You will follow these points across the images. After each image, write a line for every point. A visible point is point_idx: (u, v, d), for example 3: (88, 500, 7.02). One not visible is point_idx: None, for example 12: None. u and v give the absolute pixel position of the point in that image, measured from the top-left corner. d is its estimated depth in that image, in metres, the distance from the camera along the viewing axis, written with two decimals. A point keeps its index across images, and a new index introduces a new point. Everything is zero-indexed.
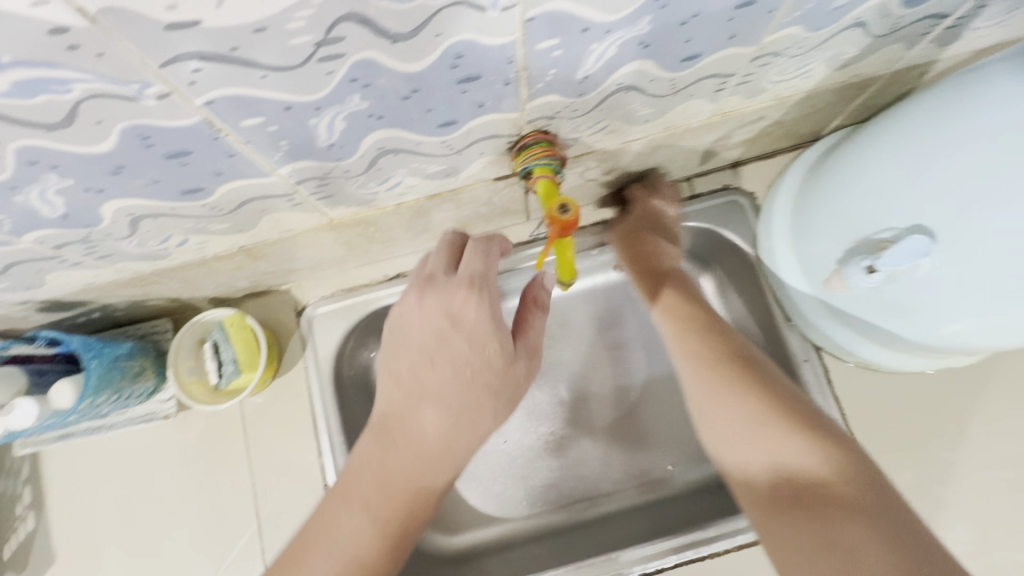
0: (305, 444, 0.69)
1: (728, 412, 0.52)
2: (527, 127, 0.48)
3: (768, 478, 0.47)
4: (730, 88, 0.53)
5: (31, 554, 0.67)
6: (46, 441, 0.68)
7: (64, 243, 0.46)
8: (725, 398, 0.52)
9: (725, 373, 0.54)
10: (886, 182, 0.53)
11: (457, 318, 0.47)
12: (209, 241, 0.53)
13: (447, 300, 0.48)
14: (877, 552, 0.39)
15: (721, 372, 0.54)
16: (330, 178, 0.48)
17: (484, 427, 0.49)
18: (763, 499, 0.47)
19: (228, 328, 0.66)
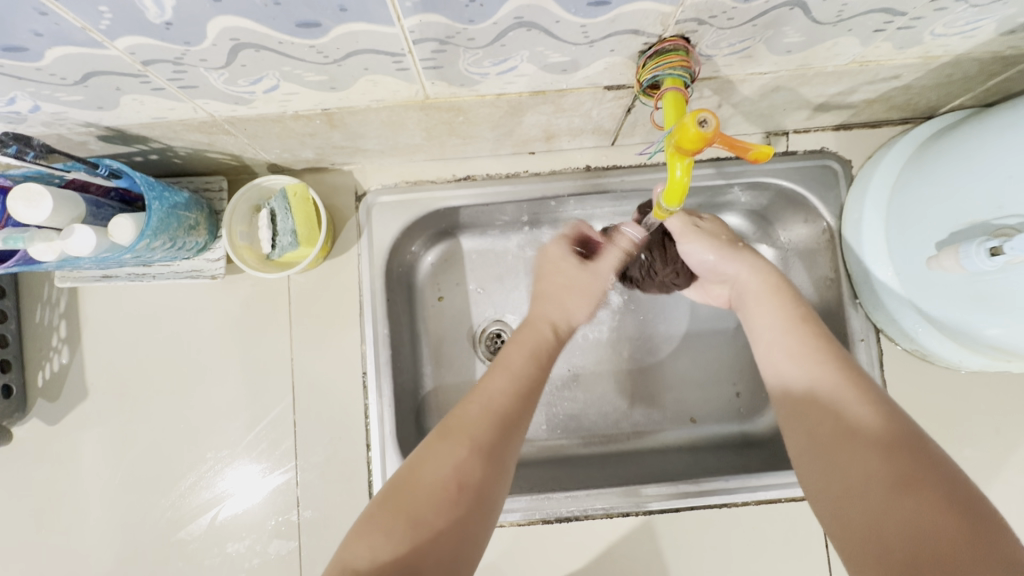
0: (351, 331, 0.69)
1: (789, 363, 0.50)
2: (671, 29, 0.44)
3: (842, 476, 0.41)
4: (889, 32, 0.48)
5: (64, 385, 0.67)
6: (87, 279, 0.66)
7: (153, 60, 0.42)
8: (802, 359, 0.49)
9: (787, 330, 0.52)
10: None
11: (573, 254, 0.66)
12: (299, 93, 0.49)
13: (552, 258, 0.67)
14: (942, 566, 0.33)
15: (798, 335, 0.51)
16: (450, 44, 0.43)
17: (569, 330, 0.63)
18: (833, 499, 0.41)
19: (290, 198, 0.63)
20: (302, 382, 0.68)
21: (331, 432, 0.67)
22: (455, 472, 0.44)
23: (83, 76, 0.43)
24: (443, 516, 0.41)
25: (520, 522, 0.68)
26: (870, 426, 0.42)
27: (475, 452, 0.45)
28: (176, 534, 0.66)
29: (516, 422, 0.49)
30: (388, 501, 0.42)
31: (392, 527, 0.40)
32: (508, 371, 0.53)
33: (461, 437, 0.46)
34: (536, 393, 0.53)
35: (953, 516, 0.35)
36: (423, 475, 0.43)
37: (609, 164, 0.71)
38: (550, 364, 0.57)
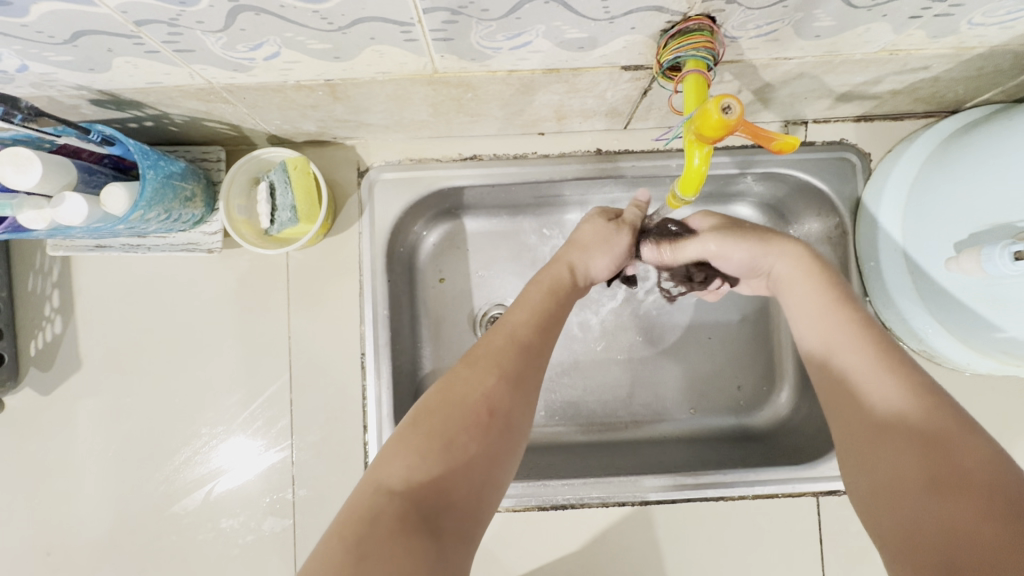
0: (349, 310, 0.67)
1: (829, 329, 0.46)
2: (697, 8, 0.41)
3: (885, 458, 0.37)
4: (925, 19, 0.45)
5: (57, 356, 0.66)
6: (80, 248, 0.64)
7: (147, 21, 0.39)
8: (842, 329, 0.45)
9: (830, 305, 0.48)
10: None
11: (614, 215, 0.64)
12: (300, 62, 0.47)
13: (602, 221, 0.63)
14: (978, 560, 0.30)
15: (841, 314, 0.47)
16: (462, 15, 0.41)
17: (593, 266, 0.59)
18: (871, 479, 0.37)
19: (290, 171, 0.61)
20: (299, 362, 0.67)
21: (327, 412, 0.66)
22: (478, 387, 0.43)
23: (73, 35, 0.41)
24: (475, 442, 0.40)
25: (515, 508, 0.68)
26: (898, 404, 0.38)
27: (505, 379, 0.44)
28: (170, 508, 0.65)
29: (537, 353, 0.48)
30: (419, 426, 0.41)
31: (423, 449, 0.39)
32: (528, 306, 0.52)
33: (492, 368, 0.45)
34: (558, 327, 0.52)
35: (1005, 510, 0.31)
36: (453, 399, 0.42)
37: (622, 149, 0.69)
38: (569, 303, 0.56)
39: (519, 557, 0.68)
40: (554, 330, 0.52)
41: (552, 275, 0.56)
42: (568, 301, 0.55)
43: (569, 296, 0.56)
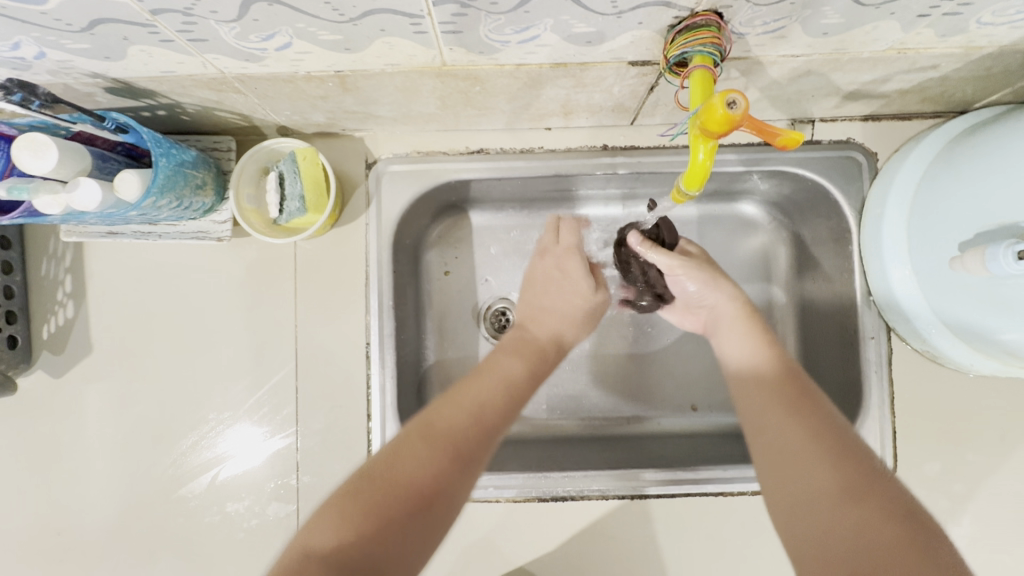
0: (355, 300, 0.68)
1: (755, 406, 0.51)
2: (705, 2, 0.41)
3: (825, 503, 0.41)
4: (934, 18, 0.45)
5: (69, 340, 0.67)
6: (92, 234, 0.65)
7: (162, 10, 0.40)
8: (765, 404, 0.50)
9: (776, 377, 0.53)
10: None
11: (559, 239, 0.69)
12: (311, 53, 0.48)
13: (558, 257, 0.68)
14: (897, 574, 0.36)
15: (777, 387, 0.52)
16: (472, 7, 0.41)
17: (566, 330, 0.64)
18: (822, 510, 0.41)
19: (299, 162, 0.62)
20: (304, 351, 0.68)
21: (332, 400, 0.67)
22: (439, 436, 0.48)
23: (90, 23, 0.42)
24: (399, 509, 0.43)
25: (516, 498, 0.68)
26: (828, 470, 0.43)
27: (451, 458, 0.47)
28: (177, 491, 0.67)
29: (492, 432, 0.50)
30: (357, 480, 0.45)
31: (349, 516, 0.42)
32: (485, 376, 0.54)
33: (428, 441, 0.47)
34: (515, 409, 0.53)
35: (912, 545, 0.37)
36: (396, 471, 0.45)
37: (629, 144, 0.69)
38: (536, 382, 0.58)
39: (519, 548, 0.68)
40: (513, 410, 0.53)
41: (525, 347, 0.59)
42: (534, 380, 0.57)
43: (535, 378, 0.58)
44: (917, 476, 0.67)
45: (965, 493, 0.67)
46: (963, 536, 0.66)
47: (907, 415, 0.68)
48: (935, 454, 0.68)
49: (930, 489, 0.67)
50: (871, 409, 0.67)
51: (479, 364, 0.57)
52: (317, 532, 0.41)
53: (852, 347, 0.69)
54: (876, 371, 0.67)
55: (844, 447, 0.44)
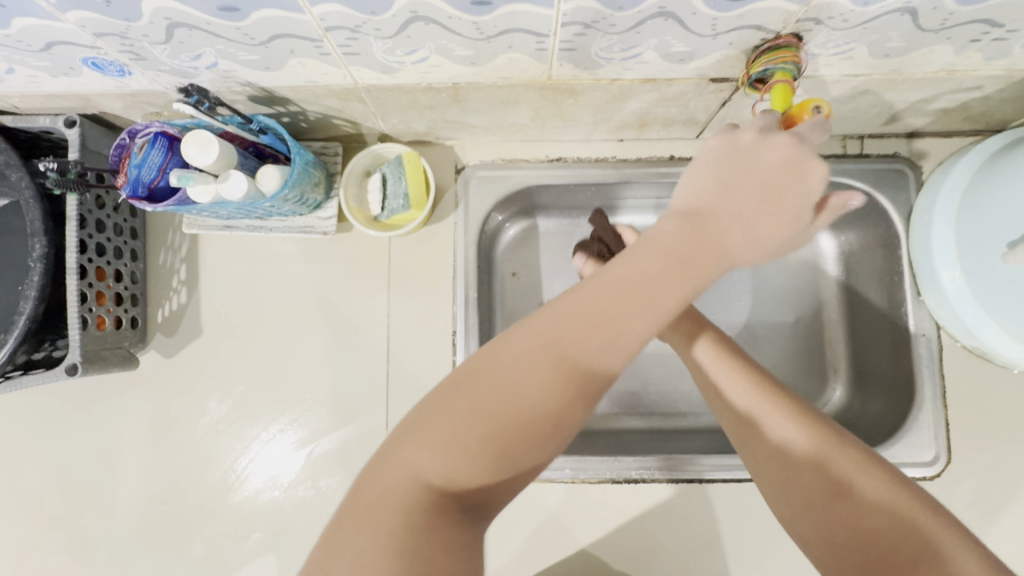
0: (442, 292, 0.74)
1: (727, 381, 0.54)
2: (790, 26, 0.49)
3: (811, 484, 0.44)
4: (984, 42, 0.53)
5: (181, 322, 0.74)
6: (210, 227, 0.72)
7: (335, 27, 0.48)
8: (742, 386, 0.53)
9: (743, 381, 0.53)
10: None
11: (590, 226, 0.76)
12: (441, 66, 0.55)
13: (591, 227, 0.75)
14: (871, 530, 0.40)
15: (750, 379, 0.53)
16: (593, 28, 0.49)
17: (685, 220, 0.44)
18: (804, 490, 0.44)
19: (404, 164, 0.69)
20: (394, 337, 0.73)
21: (419, 384, 0.73)
22: (582, 365, 0.37)
23: (269, 37, 0.49)
24: (420, 524, 0.34)
25: (590, 479, 0.73)
26: (795, 443, 0.46)
27: (477, 450, 0.36)
28: (275, 465, 0.71)
29: (530, 423, 0.36)
30: (455, 414, 0.36)
31: (365, 529, 0.34)
32: (554, 314, 0.38)
33: (458, 413, 0.36)
34: (602, 345, 0.37)
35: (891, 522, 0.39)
36: (385, 477, 0.36)
37: (692, 155, 0.76)
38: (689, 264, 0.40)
39: (591, 530, 0.72)
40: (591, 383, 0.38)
41: (616, 274, 0.39)
42: (612, 356, 0.38)
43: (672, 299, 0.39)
44: (972, 468, 0.71)
45: (1019, 486, 0.70)
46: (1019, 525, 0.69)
47: (960, 409, 0.72)
48: (988, 447, 0.71)
49: (985, 480, 0.71)
50: (925, 402, 0.71)
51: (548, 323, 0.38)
52: (371, 486, 0.36)
53: (904, 345, 0.74)
54: (927, 366, 0.72)
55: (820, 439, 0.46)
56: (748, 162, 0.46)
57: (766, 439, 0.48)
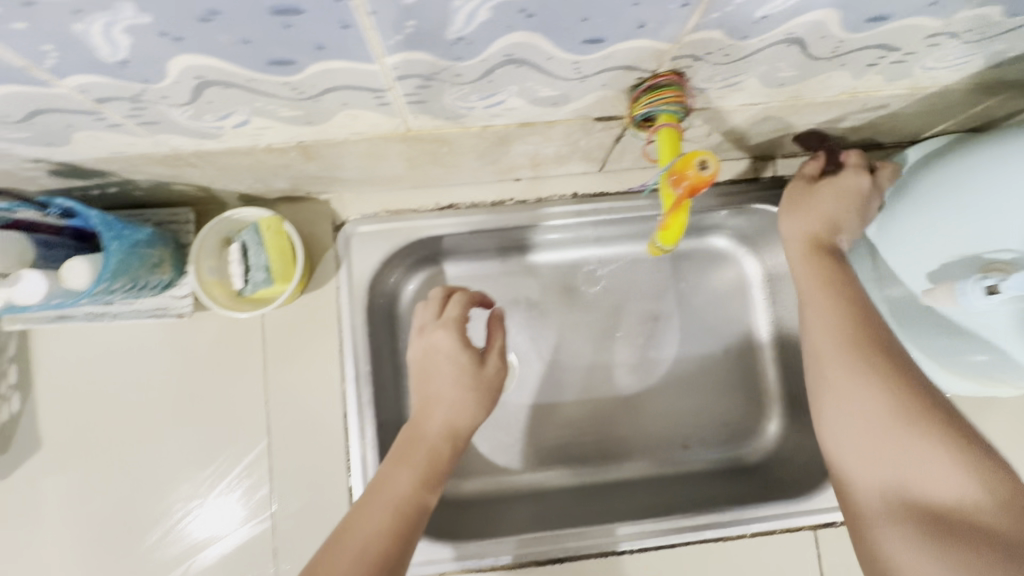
0: (330, 369, 0.65)
1: (839, 365, 0.49)
2: (665, 65, 0.42)
3: (880, 491, 0.44)
4: (882, 66, 0.47)
5: (16, 435, 0.62)
6: (40, 320, 0.62)
7: (108, 98, 0.38)
8: (863, 371, 0.47)
9: (843, 356, 0.49)
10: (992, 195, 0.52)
11: (432, 337, 0.60)
12: (271, 128, 0.46)
13: (429, 326, 0.60)
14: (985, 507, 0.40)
15: (860, 361, 0.48)
16: (436, 80, 0.40)
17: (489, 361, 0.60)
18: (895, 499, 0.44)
19: (263, 232, 0.59)
20: (277, 425, 0.64)
21: (310, 478, 0.63)
22: (453, 433, 0.55)
23: (28, 114, 0.39)
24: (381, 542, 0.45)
25: (513, 564, 0.66)
26: (966, 492, 0.40)
27: (417, 474, 0.51)
28: None
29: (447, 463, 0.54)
30: (383, 503, 0.48)
31: (373, 534, 0.46)
32: (443, 403, 0.56)
33: (405, 468, 0.51)
34: (469, 403, 0.57)
35: (990, 502, 0.40)
36: (353, 527, 0.46)
37: (597, 191, 0.70)
38: (490, 394, 0.59)
39: None
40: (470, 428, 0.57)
41: (444, 372, 0.58)
42: (488, 398, 0.59)
43: (485, 393, 0.58)
44: None
45: None
46: None
47: None
48: None
49: None
50: None
51: (442, 416, 0.56)
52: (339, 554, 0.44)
53: None
54: None
55: (914, 415, 0.44)
56: (818, 270, 0.55)
57: (849, 414, 0.47)
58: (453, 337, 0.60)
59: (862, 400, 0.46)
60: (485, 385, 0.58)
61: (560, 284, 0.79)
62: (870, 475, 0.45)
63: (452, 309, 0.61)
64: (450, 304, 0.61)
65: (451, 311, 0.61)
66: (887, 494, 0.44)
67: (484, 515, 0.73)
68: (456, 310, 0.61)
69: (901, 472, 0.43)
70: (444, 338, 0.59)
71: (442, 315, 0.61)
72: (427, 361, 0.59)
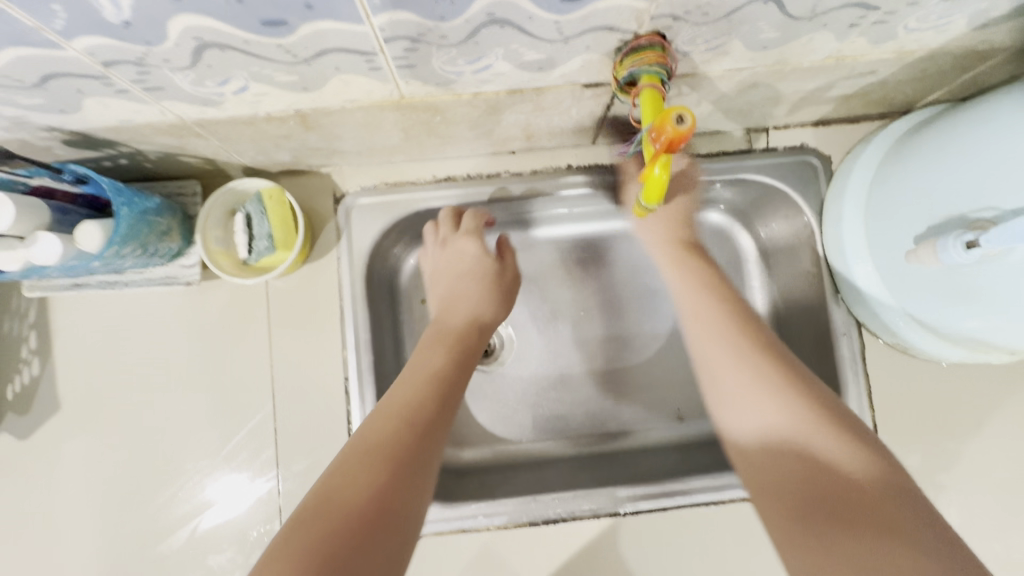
0: (330, 336, 0.67)
1: (735, 375, 0.51)
2: (645, 25, 0.43)
3: (767, 458, 0.46)
4: (864, 26, 0.48)
5: (36, 398, 0.66)
6: (58, 288, 0.65)
7: (115, 61, 0.40)
8: (744, 367, 0.51)
9: (739, 355, 0.52)
10: (988, 154, 0.51)
11: (457, 247, 0.66)
12: (269, 94, 0.48)
13: (452, 239, 0.67)
14: (868, 496, 0.40)
15: (750, 352, 0.52)
16: (423, 42, 0.42)
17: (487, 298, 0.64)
18: (780, 480, 0.44)
19: (266, 202, 0.62)
20: (280, 390, 0.66)
21: (311, 440, 0.66)
22: (442, 373, 0.54)
23: (42, 79, 0.42)
24: (379, 477, 0.43)
25: (506, 525, 0.68)
26: (852, 466, 0.42)
27: (412, 422, 0.48)
28: (156, 547, 0.64)
29: (448, 402, 0.52)
30: (377, 445, 0.46)
31: (371, 471, 0.43)
32: (426, 365, 0.55)
33: (399, 419, 0.48)
34: (461, 366, 0.56)
35: (885, 491, 0.40)
36: (351, 471, 0.43)
37: (590, 163, 0.71)
38: (485, 326, 0.62)
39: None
40: (466, 371, 0.56)
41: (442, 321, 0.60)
42: (479, 331, 0.61)
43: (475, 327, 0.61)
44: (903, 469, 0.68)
45: (952, 484, 0.67)
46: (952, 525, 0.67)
47: (888, 410, 0.69)
48: (918, 446, 0.68)
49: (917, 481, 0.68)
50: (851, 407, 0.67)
51: (463, 323, 0.61)
52: (342, 493, 0.41)
53: (826, 346, 0.70)
54: (852, 368, 0.67)
55: (817, 402, 0.47)
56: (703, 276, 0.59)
57: (754, 431, 0.48)
58: (477, 245, 0.66)
59: (756, 409, 0.48)
60: (502, 294, 0.66)
61: (557, 258, 0.80)
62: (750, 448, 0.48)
63: (469, 222, 0.67)
64: (466, 216, 0.68)
65: (468, 220, 0.67)
66: (774, 461, 0.46)
67: (482, 481, 0.75)
68: (474, 224, 0.67)
69: (787, 432, 0.46)
70: (469, 247, 0.66)
71: (459, 228, 0.67)
72: (447, 259, 0.66)
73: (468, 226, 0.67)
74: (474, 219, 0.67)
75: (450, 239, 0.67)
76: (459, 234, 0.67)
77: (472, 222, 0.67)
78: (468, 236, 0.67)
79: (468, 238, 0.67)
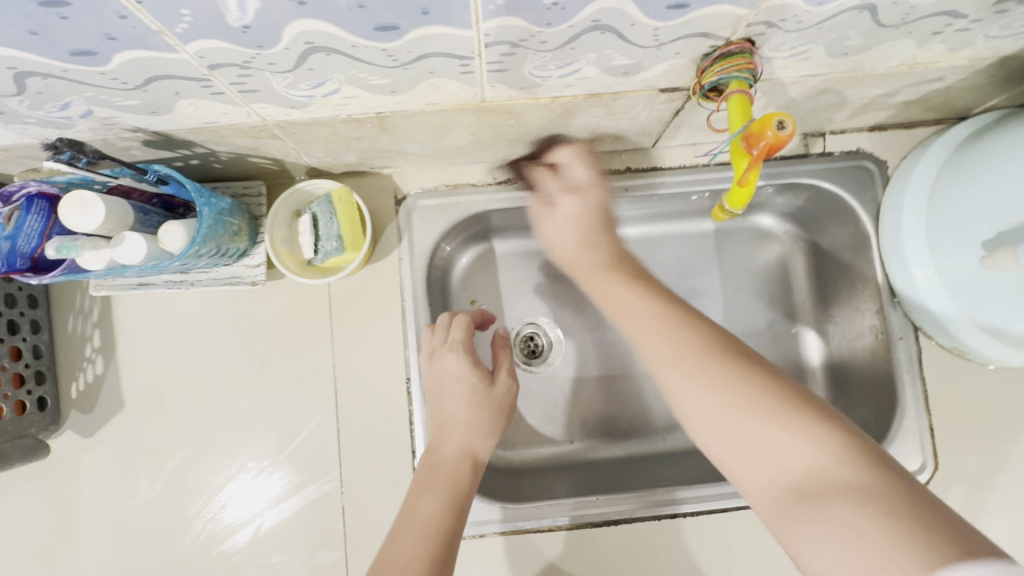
0: (392, 336, 0.68)
1: (689, 387, 0.49)
2: (739, 32, 0.44)
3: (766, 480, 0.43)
4: (946, 34, 0.49)
5: (100, 396, 0.66)
6: (121, 287, 0.64)
7: (220, 64, 0.41)
8: (701, 378, 0.48)
9: (688, 360, 0.50)
10: None
11: (435, 356, 0.62)
12: (357, 97, 0.49)
13: (438, 348, 0.62)
14: (877, 496, 0.38)
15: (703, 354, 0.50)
16: (521, 47, 0.43)
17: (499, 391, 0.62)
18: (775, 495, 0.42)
19: (334, 203, 0.62)
20: (342, 389, 0.67)
21: (373, 440, 0.66)
22: (454, 474, 0.55)
23: (145, 81, 0.42)
24: None
25: (571, 525, 0.70)
26: (827, 469, 0.40)
27: (428, 533, 0.49)
28: (218, 546, 0.64)
29: (462, 509, 0.53)
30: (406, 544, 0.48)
31: None
32: (439, 458, 0.56)
33: (414, 523, 0.50)
34: (469, 466, 0.56)
35: (901, 490, 0.38)
36: None
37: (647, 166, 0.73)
38: (501, 417, 0.61)
39: None
40: (474, 471, 0.56)
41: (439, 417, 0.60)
42: (494, 419, 0.60)
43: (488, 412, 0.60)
44: (957, 472, 0.68)
45: (1006, 486, 0.68)
46: (1007, 527, 0.67)
47: (942, 413, 0.69)
48: (972, 449, 0.69)
49: (972, 484, 0.68)
50: (909, 410, 0.68)
51: (478, 444, 0.58)
52: None
53: (883, 349, 0.70)
54: (909, 369, 0.69)
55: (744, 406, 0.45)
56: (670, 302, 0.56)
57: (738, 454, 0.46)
58: (464, 360, 0.61)
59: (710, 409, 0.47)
60: (505, 398, 0.62)
61: None
62: (748, 472, 0.45)
63: (457, 332, 0.62)
64: (462, 324, 0.63)
65: (458, 333, 0.62)
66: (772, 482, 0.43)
67: (535, 481, 0.75)
68: (455, 335, 0.62)
69: (783, 457, 0.42)
70: (456, 364, 0.61)
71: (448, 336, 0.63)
72: (435, 378, 0.61)
73: (451, 364, 0.61)
74: (460, 332, 0.62)
75: (461, 344, 0.62)
76: (447, 351, 0.62)
77: (459, 335, 0.62)
78: (443, 346, 0.62)
79: (450, 354, 0.62)
